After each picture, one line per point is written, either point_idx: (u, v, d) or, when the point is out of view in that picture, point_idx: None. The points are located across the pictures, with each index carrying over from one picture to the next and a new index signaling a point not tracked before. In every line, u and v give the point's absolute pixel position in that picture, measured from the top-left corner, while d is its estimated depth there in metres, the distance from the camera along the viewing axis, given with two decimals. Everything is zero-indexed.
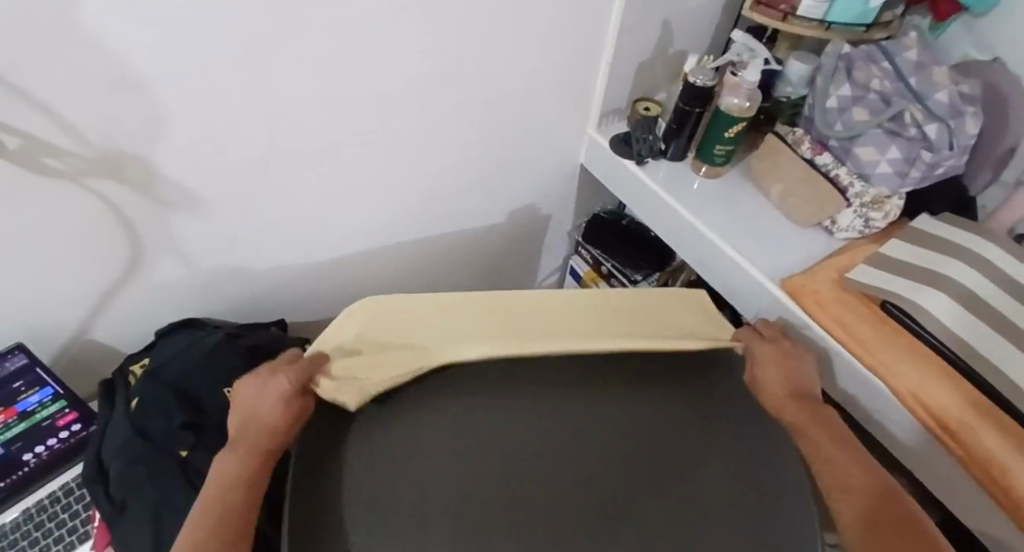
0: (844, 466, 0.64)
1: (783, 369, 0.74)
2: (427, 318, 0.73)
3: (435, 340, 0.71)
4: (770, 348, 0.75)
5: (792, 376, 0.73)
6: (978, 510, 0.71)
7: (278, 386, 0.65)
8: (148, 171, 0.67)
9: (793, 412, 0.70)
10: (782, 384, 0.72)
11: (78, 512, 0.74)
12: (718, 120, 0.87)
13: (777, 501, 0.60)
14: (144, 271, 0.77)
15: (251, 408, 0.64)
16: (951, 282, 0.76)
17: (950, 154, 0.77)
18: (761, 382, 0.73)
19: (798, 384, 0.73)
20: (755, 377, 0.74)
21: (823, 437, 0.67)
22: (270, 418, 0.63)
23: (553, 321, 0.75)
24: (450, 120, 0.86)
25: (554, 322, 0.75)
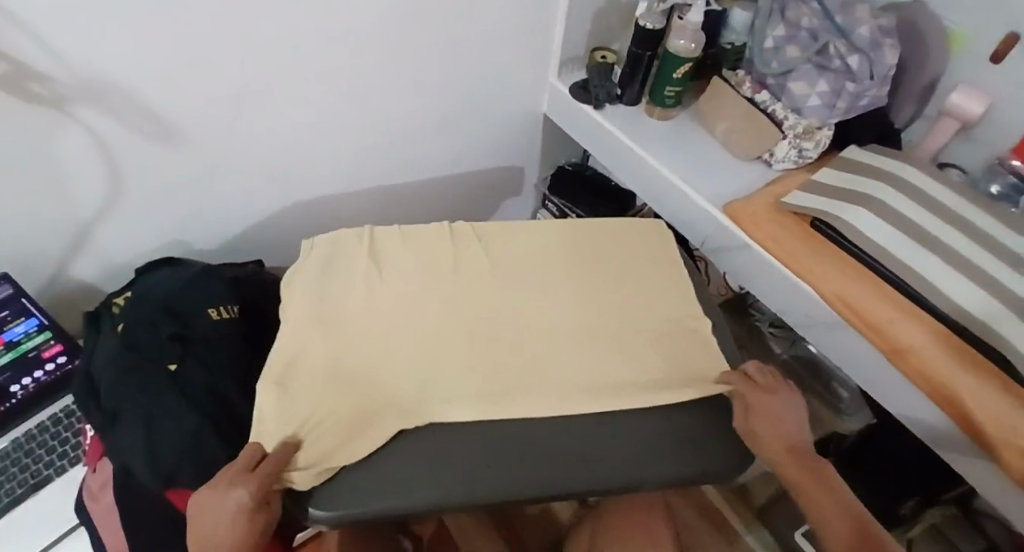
0: (837, 519, 0.61)
1: (777, 420, 0.67)
2: (407, 358, 0.68)
3: (417, 393, 0.65)
4: (763, 396, 0.68)
5: (786, 427, 0.66)
6: (899, 404, 0.80)
7: (229, 507, 0.54)
8: (127, 103, 0.69)
9: (794, 472, 0.64)
10: (778, 437, 0.65)
11: (68, 438, 0.77)
12: (667, 62, 0.94)
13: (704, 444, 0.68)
14: (123, 205, 0.80)
15: (206, 529, 0.56)
16: (877, 202, 0.84)
17: (872, 84, 0.85)
18: (756, 435, 0.66)
19: (791, 433, 0.67)
20: (748, 428, 0.67)
21: (817, 494, 0.63)
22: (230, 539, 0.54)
23: (502, 256, 0.80)
24: (417, 65, 0.90)
25: (512, 267, 0.79)
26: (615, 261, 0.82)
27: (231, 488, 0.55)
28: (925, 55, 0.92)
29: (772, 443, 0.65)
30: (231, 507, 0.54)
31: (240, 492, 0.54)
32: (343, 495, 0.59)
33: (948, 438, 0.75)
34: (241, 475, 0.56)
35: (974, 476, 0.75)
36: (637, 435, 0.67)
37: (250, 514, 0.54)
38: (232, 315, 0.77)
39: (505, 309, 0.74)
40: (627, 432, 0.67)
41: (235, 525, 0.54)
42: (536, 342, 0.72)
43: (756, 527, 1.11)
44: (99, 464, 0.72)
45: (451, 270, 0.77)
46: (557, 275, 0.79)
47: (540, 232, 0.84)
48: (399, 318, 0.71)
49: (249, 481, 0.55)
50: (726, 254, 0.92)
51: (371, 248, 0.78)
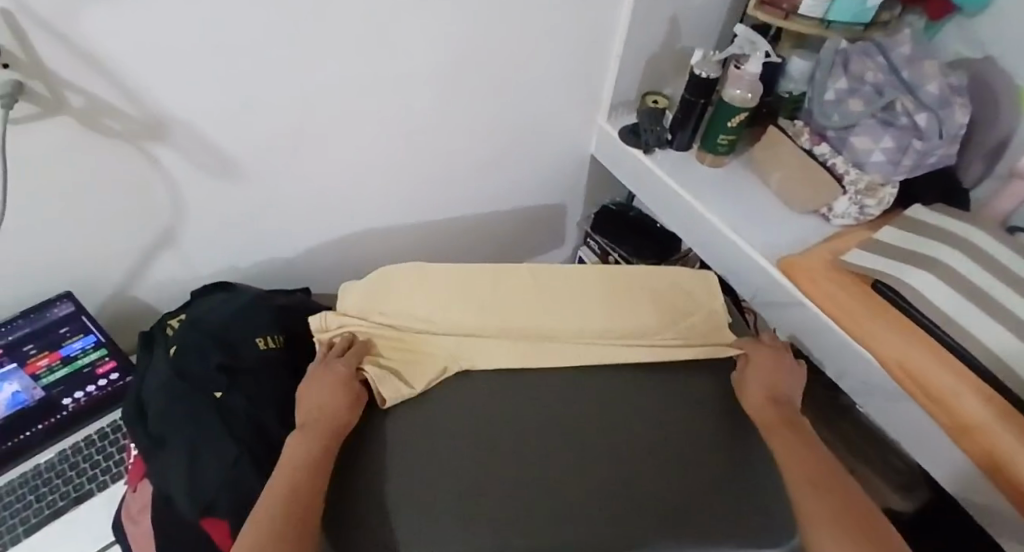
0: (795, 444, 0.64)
1: (770, 372, 0.74)
2: (457, 309, 0.77)
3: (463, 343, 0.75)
4: (764, 352, 0.76)
5: (777, 379, 0.73)
6: (960, 484, 0.74)
7: (333, 376, 0.67)
8: (191, 137, 0.72)
9: (766, 414, 0.69)
10: (763, 384, 0.72)
11: (112, 454, 0.79)
12: (721, 111, 0.92)
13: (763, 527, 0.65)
14: (180, 232, 0.82)
15: (313, 397, 0.65)
16: (940, 266, 0.80)
17: (940, 143, 0.82)
18: (745, 381, 0.74)
19: (782, 384, 0.73)
20: (742, 378, 0.75)
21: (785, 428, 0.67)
22: (329, 400, 0.64)
23: (542, 305, 0.78)
24: (468, 106, 0.91)
25: (552, 314, 0.78)
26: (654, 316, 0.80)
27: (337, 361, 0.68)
28: (994, 113, 0.88)
29: (753, 385, 0.73)
30: (339, 374, 0.67)
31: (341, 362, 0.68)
32: (373, 545, 0.59)
33: (1011, 525, 0.70)
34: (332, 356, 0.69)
35: None
36: (687, 517, 0.64)
37: (347, 382, 0.67)
38: (278, 344, 0.80)
39: (547, 364, 0.75)
40: (674, 510, 0.64)
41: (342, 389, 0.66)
42: (558, 400, 0.73)
43: None
44: (139, 485, 0.73)
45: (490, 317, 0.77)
46: (600, 325, 0.78)
47: (580, 281, 0.80)
48: (438, 312, 0.76)
49: (349, 359, 0.69)
50: (776, 309, 0.89)
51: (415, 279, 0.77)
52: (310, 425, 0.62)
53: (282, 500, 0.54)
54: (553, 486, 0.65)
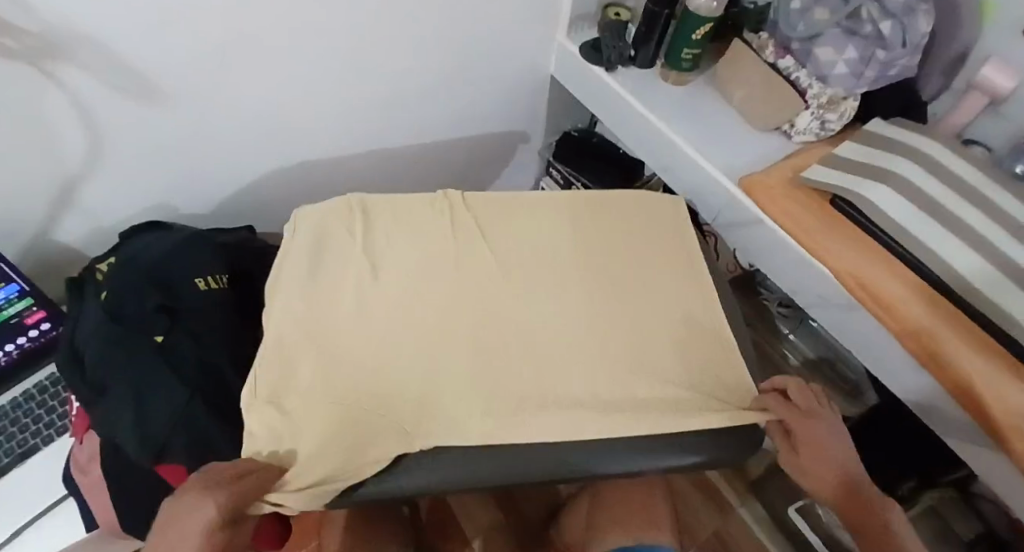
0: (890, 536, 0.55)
1: (828, 452, 0.58)
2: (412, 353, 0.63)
3: (420, 402, 0.59)
4: (808, 422, 0.60)
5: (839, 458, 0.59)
6: (911, 392, 0.77)
7: (195, 520, 0.46)
8: (104, 56, 0.64)
9: (847, 507, 0.57)
10: (829, 468, 0.58)
11: (55, 407, 0.75)
12: (687, 22, 0.88)
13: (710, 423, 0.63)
14: (103, 165, 0.74)
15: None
16: (900, 181, 0.80)
17: (903, 52, 0.80)
18: (808, 473, 0.58)
19: (845, 461, 0.59)
20: (798, 464, 0.59)
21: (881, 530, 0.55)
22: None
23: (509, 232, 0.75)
24: (418, 21, 0.84)
25: (513, 242, 0.74)
26: (630, 236, 0.78)
27: (201, 501, 0.47)
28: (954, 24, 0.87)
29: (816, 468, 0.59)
30: (197, 520, 0.46)
31: (213, 508, 0.46)
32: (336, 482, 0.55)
33: (954, 423, 0.74)
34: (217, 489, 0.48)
35: (978, 462, 0.74)
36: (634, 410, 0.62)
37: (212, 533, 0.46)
38: (220, 285, 0.73)
39: (515, 357, 0.64)
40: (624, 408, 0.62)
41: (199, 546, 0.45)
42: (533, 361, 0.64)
43: (749, 500, 1.11)
44: (85, 436, 0.69)
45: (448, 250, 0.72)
46: (561, 239, 0.76)
47: (547, 209, 0.78)
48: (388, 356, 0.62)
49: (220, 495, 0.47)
50: (738, 230, 0.88)
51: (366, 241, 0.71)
52: None
53: None
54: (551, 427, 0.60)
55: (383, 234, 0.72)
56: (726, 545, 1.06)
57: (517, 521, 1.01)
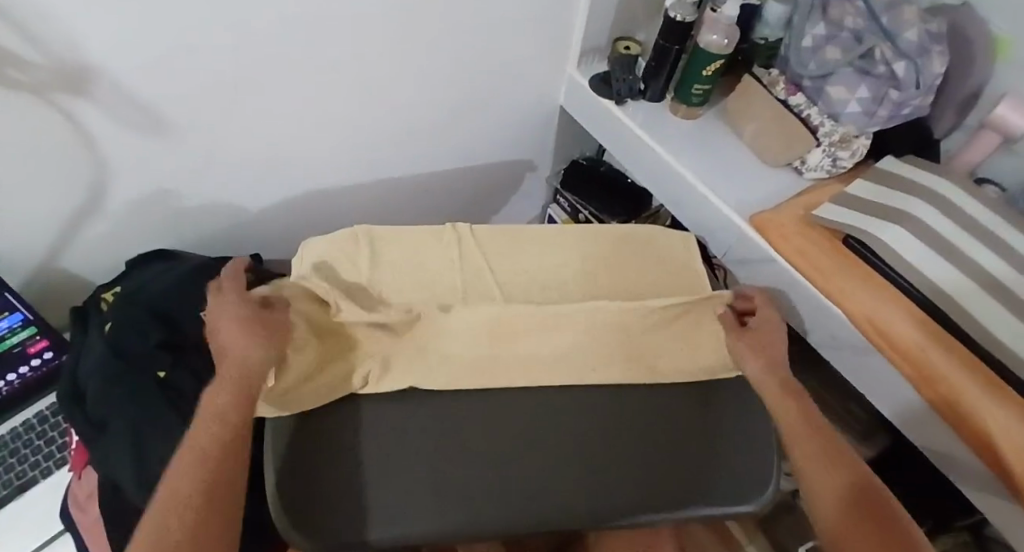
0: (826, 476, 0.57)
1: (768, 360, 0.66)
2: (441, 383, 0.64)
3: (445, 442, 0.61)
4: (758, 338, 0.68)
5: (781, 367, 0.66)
6: (925, 436, 0.75)
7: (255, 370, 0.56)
8: (113, 86, 0.64)
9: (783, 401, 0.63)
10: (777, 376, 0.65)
11: (54, 439, 0.74)
12: (698, 59, 0.88)
13: (699, 495, 0.63)
14: (110, 194, 0.74)
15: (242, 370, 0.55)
16: (914, 220, 0.79)
17: (916, 93, 0.80)
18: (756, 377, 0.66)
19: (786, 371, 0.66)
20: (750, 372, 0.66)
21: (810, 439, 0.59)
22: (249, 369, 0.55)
23: (523, 266, 0.74)
24: (429, 52, 0.84)
25: (525, 281, 0.73)
26: (640, 274, 0.76)
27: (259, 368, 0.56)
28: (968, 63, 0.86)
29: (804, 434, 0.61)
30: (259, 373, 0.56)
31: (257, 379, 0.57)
32: (366, 512, 0.56)
33: (969, 471, 0.72)
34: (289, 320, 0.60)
35: (994, 512, 0.72)
36: (630, 470, 0.62)
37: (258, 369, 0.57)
38: None
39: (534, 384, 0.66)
40: (621, 467, 0.62)
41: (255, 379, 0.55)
42: (547, 405, 0.65)
43: (757, 537, 1.09)
44: (85, 472, 0.68)
45: (456, 284, 0.71)
46: (572, 280, 0.74)
47: (560, 242, 0.77)
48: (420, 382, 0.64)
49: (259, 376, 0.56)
50: (749, 267, 0.87)
51: (376, 267, 0.70)
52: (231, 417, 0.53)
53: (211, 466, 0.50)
54: (565, 474, 0.61)
55: (393, 266, 0.71)
56: None
57: None
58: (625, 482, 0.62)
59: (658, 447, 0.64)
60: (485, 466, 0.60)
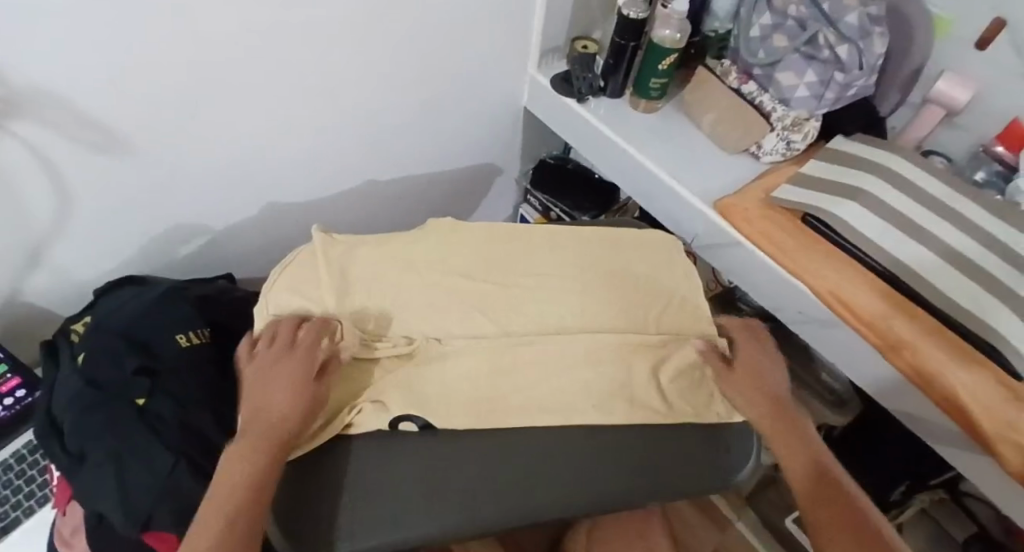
0: (791, 454, 0.64)
1: (788, 444, 0.65)
2: (451, 389, 0.67)
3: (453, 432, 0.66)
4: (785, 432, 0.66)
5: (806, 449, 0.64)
6: (899, 395, 0.78)
7: (284, 375, 0.59)
8: (73, 114, 0.63)
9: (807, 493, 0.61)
10: (796, 457, 0.64)
11: (34, 476, 0.73)
12: (653, 53, 0.91)
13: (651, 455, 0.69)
14: (75, 224, 0.73)
15: (266, 398, 0.59)
16: (868, 195, 0.82)
17: (860, 74, 0.84)
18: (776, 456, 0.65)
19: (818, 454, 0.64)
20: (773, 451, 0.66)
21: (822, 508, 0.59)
22: (284, 404, 0.58)
23: (524, 260, 0.75)
24: (391, 60, 0.85)
25: (515, 275, 0.73)
26: (631, 263, 0.79)
27: (281, 362, 0.60)
28: (905, 49, 0.90)
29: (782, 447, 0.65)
30: (286, 375, 0.59)
31: (289, 362, 0.60)
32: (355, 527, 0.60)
33: (941, 431, 0.76)
34: (300, 357, 0.60)
35: (969, 469, 0.75)
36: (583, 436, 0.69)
37: (301, 381, 0.60)
38: (203, 339, 0.72)
39: (520, 370, 0.68)
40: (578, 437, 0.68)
41: (291, 388, 0.59)
42: (534, 388, 0.68)
43: (746, 513, 1.15)
44: (68, 508, 0.67)
45: (458, 292, 0.71)
46: (570, 274, 0.75)
47: (555, 238, 0.77)
48: (427, 390, 0.67)
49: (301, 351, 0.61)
50: (716, 252, 0.90)
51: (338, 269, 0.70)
52: (257, 425, 0.57)
53: (246, 484, 0.53)
54: (554, 460, 0.66)
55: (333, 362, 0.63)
56: None
57: None
58: (581, 451, 0.68)
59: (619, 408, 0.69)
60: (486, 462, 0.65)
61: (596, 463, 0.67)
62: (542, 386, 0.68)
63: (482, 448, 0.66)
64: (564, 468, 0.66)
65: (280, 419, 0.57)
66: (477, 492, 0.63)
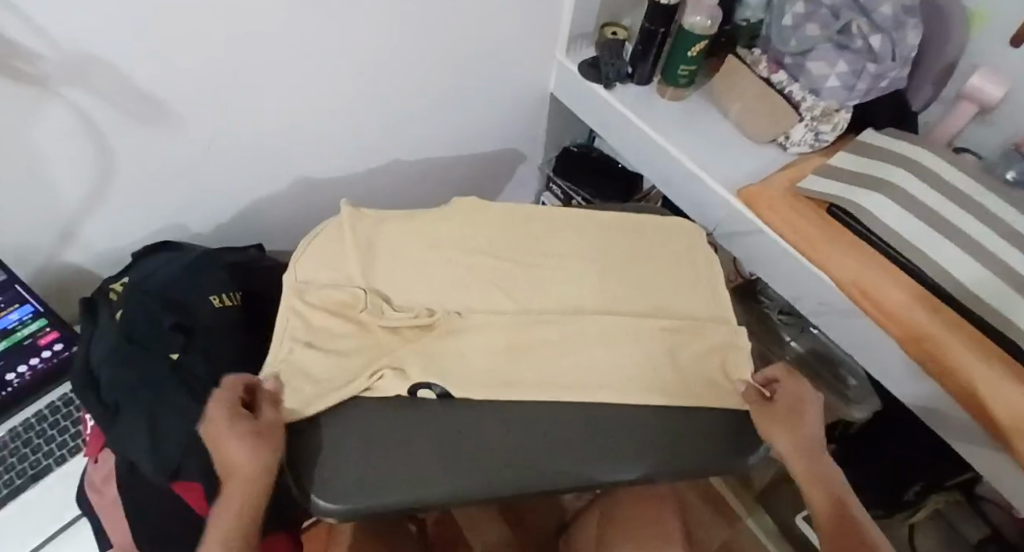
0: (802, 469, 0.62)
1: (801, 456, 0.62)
2: (470, 358, 0.68)
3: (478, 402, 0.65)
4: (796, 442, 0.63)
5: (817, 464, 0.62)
6: (917, 387, 0.78)
7: (230, 436, 0.53)
8: (120, 81, 0.65)
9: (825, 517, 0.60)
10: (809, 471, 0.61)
11: (68, 427, 0.77)
12: (683, 39, 0.90)
13: (679, 435, 0.66)
14: (115, 188, 0.76)
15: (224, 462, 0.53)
16: (894, 188, 0.82)
17: (893, 65, 0.83)
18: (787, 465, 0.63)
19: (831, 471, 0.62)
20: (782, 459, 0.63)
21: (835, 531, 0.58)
22: (246, 467, 0.53)
23: (546, 242, 0.79)
24: (423, 42, 0.86)
25: (541, 253, 0.77)
26: (649, 246, 0.81)
27: (235, 427, 0.54)
28: (943, 40, 0.88)
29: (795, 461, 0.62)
30: (239, 439, 0.53)
31: (238, 433, 0.53)
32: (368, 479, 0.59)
33: (958, 425, 0.75)
34: (245, 426, 0.54)
35: (985, 465, 0.75)
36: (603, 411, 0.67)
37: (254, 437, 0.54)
38: (234, 302, 0.75)
39: (541, 343, 0.70)
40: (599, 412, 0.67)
41: (247, 449, 0.53)
42: (555, 362, 0.69)
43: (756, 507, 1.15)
44: (101, 455, 0.71)
45: (482, 269, 0.75)
46: (589, 256, 0.78)
47: (576, 220, 0.81)
48: (445, 360, 0.67)
49: (246, 418, 0.55)
50: (739, 240, 0.90)
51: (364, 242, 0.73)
52: (228, 487, 0.53)
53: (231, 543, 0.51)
54: (575, 436, 0.65)
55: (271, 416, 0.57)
56: None
57: (526, 534, 1.09)
58: (604, 425, 0.66)
59: (637, 385, 0.68)
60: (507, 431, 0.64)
61: (620, 430, 0.66)
62: (560, 362, 0.69)
63: (502, 419, 0.65)
64: (587, 441, 0.64)
65: (250, 476, 0.53)
66: (496, 459, 0.62)
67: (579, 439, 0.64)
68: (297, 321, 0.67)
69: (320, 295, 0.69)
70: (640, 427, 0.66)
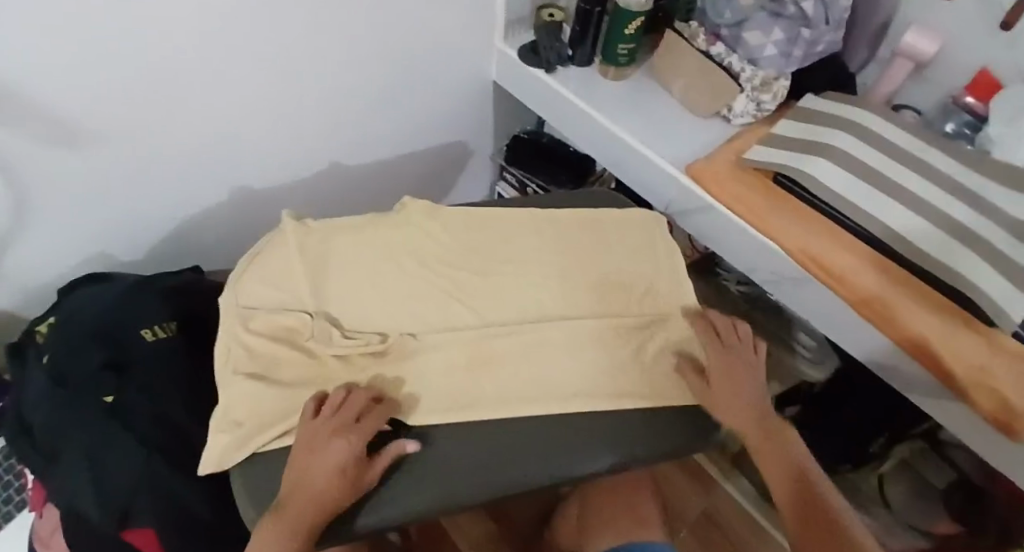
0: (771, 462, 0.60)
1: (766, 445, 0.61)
2: (428, 367, 0.66)
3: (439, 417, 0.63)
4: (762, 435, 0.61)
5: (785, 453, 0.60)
6: (874, 348, 0.78)
7: (335, 451, 0.54)
8: (22, 108, 0.60)
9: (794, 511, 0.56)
10: (777, 461, 0.60)
11: (10, 481, 0.73)
12: (619, 18, 0.88)
13: (646, 431, 0.65)
14: (33, 223, 0.71)
15: (303, 473, 0.53)
16: (837, 152, 0.82)
17: (827, 29, 0.83)
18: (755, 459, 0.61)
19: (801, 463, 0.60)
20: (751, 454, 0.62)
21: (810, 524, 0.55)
22: (322, 488, 0.52)
23: (501, 244, 0.76)
24: (352, 40, 0.83)
25: (492, 251, 0.75)
26: (600, 236, 0.79)
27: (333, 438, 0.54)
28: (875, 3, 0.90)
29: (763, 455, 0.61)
30: (336, 453, 0.53)
31: (341, 446, 0.54)
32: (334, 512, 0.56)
33: (915, 381, 0.76)
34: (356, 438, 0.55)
35: (944, 416, 0.76)
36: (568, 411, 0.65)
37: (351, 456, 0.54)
38: (171, 332, 0.70)
39: (499, 343, 0.68)
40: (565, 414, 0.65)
41: (334, 470, 0.53)
42: (513, 363, 0.67)
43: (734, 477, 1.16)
44: (45, 510, 0.67)
45: (433, 273, 0.72)
46: (542, 253, 0.76)
47: (533, 223, 0.79)
48: (404, 372, 0.65)
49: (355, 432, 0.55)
50: (691, 217, 0.90)
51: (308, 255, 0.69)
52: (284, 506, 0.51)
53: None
54: (539, 441, 0.63)
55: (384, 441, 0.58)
56: (715, 523, 1.12)
57: (511, 529, 1.08)
58: (571, 425, 0.64)
59: (596, 382, 0.67)
60: (470, 444, 0.62)
61: (586, 432, 0.64)
62: (519, 362, 0.67)
63: (462, 432, 0.62)
64: (553, 444, 0.63)
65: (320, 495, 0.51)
66: (463, 475, 0.59)
67: (547, 445, 0.62)
68: (239, 352, 0.63)
69: (267, 320, 0.66)
70: (606, 427, 0.65)
